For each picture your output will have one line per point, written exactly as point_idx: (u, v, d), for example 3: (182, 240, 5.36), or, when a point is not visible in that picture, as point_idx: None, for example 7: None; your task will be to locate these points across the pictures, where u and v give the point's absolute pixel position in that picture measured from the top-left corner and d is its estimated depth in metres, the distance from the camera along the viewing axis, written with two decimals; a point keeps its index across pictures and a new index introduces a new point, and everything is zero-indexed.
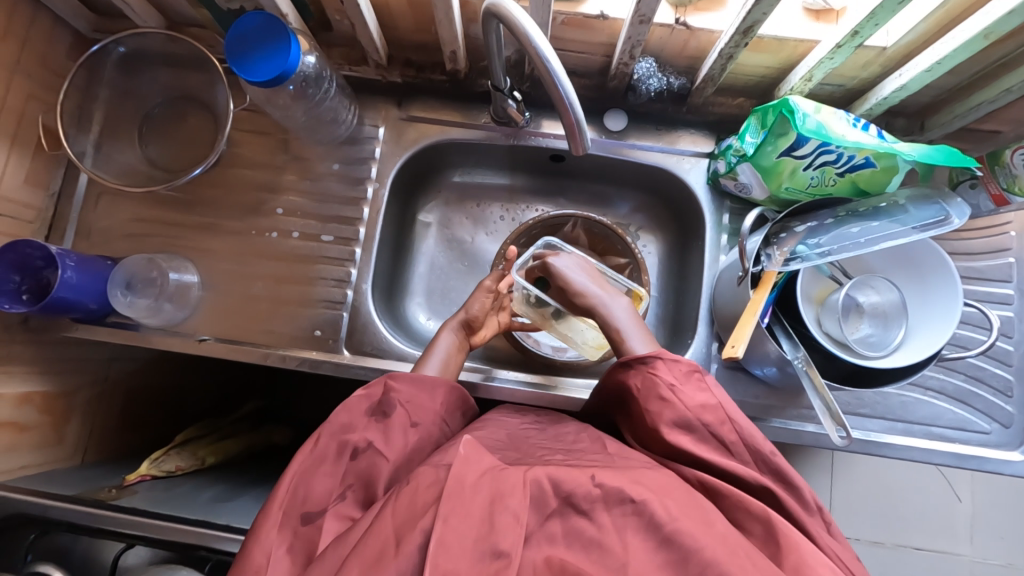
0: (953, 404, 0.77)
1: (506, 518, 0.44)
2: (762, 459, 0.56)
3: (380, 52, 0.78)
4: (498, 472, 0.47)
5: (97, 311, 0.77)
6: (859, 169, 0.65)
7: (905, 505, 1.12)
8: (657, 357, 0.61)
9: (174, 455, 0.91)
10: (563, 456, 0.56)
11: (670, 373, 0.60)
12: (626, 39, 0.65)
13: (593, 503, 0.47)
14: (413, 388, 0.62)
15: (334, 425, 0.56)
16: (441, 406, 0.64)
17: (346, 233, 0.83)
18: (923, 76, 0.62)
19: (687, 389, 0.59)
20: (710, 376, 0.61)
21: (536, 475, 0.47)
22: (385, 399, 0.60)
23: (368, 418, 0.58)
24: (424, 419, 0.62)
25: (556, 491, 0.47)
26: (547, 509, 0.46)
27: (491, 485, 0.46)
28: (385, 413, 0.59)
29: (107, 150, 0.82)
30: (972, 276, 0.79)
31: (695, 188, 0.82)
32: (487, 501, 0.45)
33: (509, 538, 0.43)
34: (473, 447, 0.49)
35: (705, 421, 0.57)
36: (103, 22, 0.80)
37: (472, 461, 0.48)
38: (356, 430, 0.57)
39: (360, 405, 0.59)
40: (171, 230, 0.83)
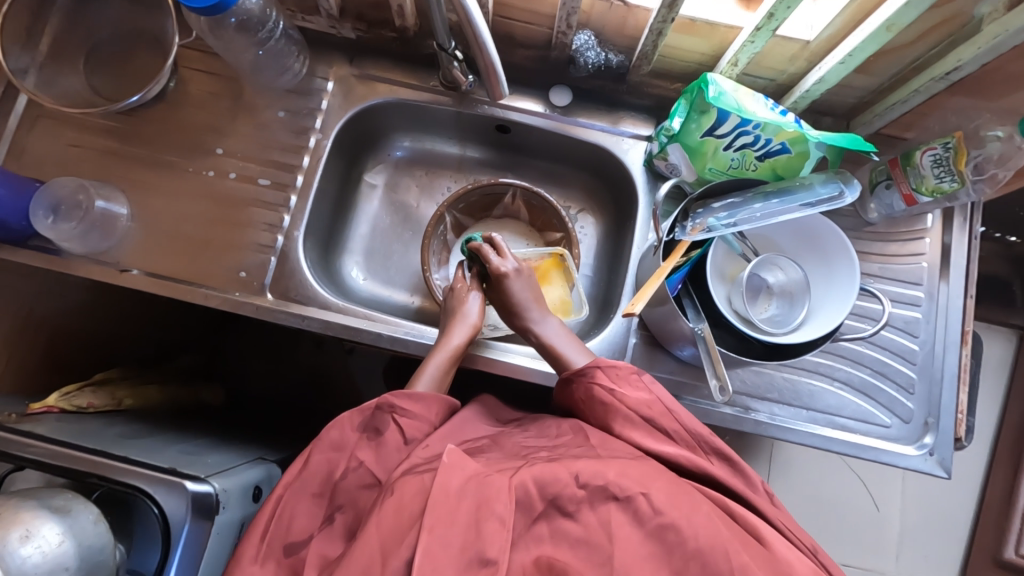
0: (857, 396, 0.79)
1: (493, 523, 0.46)
2: (705, 442, 0.61)
3: (332, 1, 0.78)
4: (483, 479, 0.49)
5: (19, 231, 0.76)
6: (776, 155, 0.68)
7: (835, 520, 1.13)
8: (594, 367, 0.65)
9: (88, 392, 0.88)
10: (547, 453, 0.57)
11: (608, 379, 0.64)
12: (562, 5, 0.67)
13: (578, 504, 0.49)
14: (409, 403, 0.62)
15: (326, 444, 0.59)
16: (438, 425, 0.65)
17: (285, 180, 0.83)
18: (839, 68, 0.65)
19: (627, 389, 0.63)
20: (647, 374, 0.66)
21: (522, 479, 0.49)
22: (377, 414, 0.61)
23: (359, 436, 0.60)
24: (420, 436, 0.61)
25: (541, 495, 0.49)
26: (533, 512, 0.49)
27: (476, 493, 0.48)
28: (376, 431, 0.60)
29: (50, 73, 0.81)
30: (881, 275, 0.82)
31: (632, 169, 0.84)
32: (472, 508, 0.47)
33: (496, 545, 0.45)
34: (457, 454, 0.50)
35: (647, 417, 0.61)
36: None
37: (456, 468, 0.49)
38: (347, 449, 0.59)
39: (352, 421, 0.61)
40: (107, 159, 0.82)
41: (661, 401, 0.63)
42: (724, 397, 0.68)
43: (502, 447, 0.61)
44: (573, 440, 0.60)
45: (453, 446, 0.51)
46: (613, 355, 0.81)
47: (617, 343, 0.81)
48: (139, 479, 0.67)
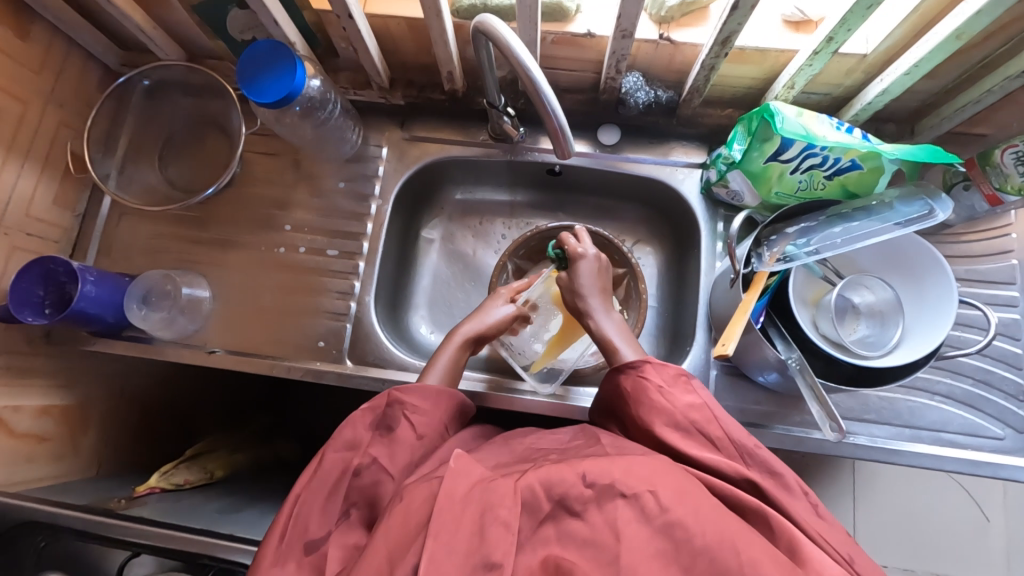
0: (962, 408, 0.75)
1: (497, 528, 0.44)
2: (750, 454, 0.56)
3: (383, 75, 0.83)
4: (488, 485, 0.47)
5: (114, 324, 0.81)
6: (846, 171, 0.66)
7: (932, 530, 1.07)
8: (644, 362, 0.64)
9: (183, 468, 0.92)
10: (558, 455, 0.56)
11: (658, 377, 0.63)
12: (612, 53, 0.68)
13: (585, 504, 0.45)
14: (420, 402, 0.63)
15: (339, 442, 0.57)
16: (447, 424, 0.65)
17: (351, 247, 0.86)
18: (903, 79, 0.64)
19: (675, 391, 0.61)
20: (698, 380, 0.62)
21: (528, 481, 0.47)
22: (389, 412, 0.61)
23: (373, 433, 0.59)
24: (428, 433, 0.61)
25: (547, 494, 0.46)
26: (540, 514, 0.45)
27: (481, 496, 0.46)
28: (389, 427, 0.59)
29: (129, 173, 0.87)
30: (973, 279, 0.78)
31: (689, 198, 0.84)
32: (478, 511, 0.45)
33: (501, 549, 0.43)
34: (464, 460, 0.50)
35: (692, 419, 0.58)
36: (130, 57, 0.87)
37: (461, 473, 0.48)
38: (361, 446, 0.57)
39: (365, 419, 0.60)
40: (187, 246, 0.87)
41: (709, 406, 0.59)
42: (836, 433, 0.64)
43: (511, 449, 0.61)
44: (585, 441, 0.59)
45: (460, 452, 0.51)
46: None
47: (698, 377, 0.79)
48: (248, 556, 0.69)
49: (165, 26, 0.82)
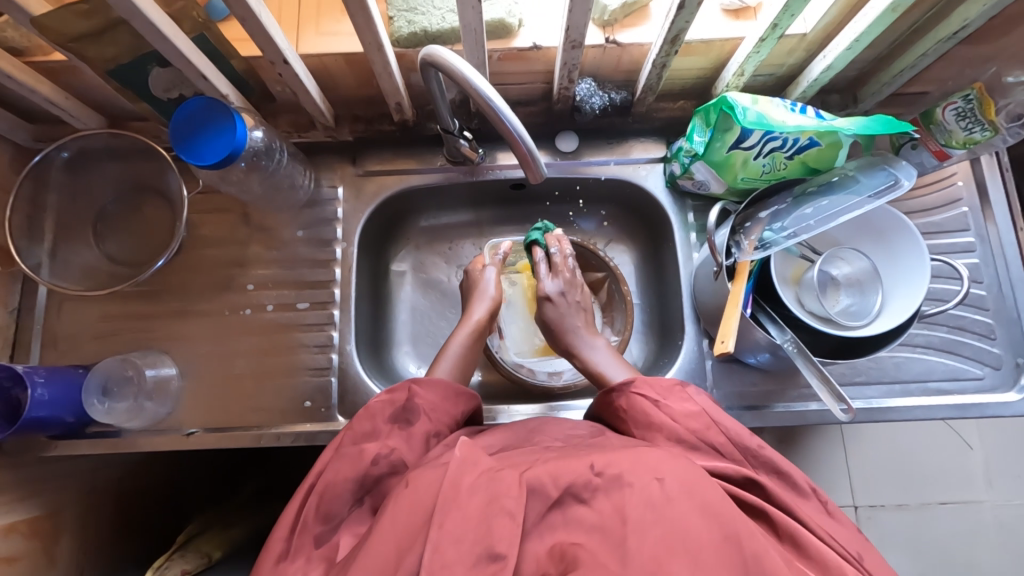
0: (942, 356, 0.78)
1: (502, 519, 0.42)
2: (752, 455, 0.55)
3: (327, 114, 0.79)
4: (495, 473, 0.45)
5: (75, 424, 0.74)
6: (806, 149, 0.67)
7: (920, 462, 1.11)
8: (635, 377, 0.62)
9: (178, 559, 0.84)
10: (562, 445, 0.54)
11: (651, 391, 0.61)
12: (563, 64, 0.67)
13: (594, 491, 0.44)
14: (436, 396, 0.60)
15: (356, 433, 0.55)
16: (459, 418, 0.62)
17: (322, 296, 0.82)
18: (846, 54, 0.65)
19: (671, 402, 0.59)
20: (693, 386, 0.61)
21: (534, 473, 0.46)
22: (410, 406, 0.58)
23: (390, 425, 0.56)
24: (444, 429, 0.60)
25: (556, 483, 0.45)
26: (548, 499, 0.44)
27: (489, 487, 0.44)
28: (407, 421, 0.57)
29: (64, 256, 0.80)
30: (933, 231, 0.82)
31: (656, 193, 0.84)
32: (484, 503, 0.43)
33: (505, 540, 0.41)
34: (470, 448, 0.47)
35: (694, 430, 0.56)
36: (43, 130, 0.80)
37: (468, 463, 0.45)
38: (379, 436, 0.54)
39: (383, 411, 0.57)
40: (143, 324, 0.81)
41: (706, 414, 0.58)
42: (849, 416, 0.63)
43: (513, 431, 0.61)
44: (589, 434, 0.58)
45: (464, 440, 0.48)
46: (694, 381, 0.79)
47: (694, 369, 0.79)
48: None
49: (78, 93, 0.75)
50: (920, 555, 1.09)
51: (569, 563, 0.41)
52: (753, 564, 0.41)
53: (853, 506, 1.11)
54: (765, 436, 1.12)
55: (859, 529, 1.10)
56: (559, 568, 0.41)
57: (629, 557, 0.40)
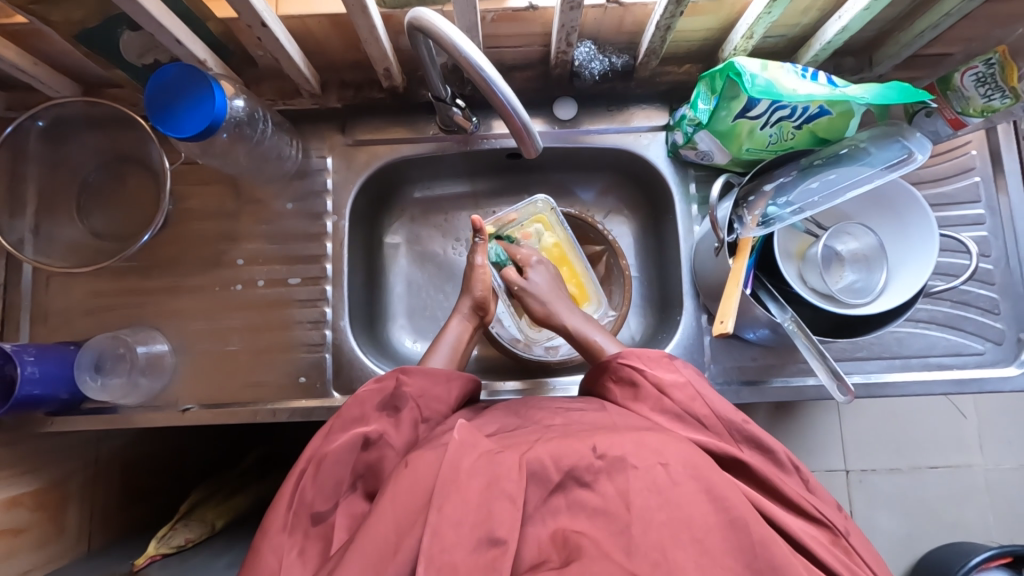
0: (944, 331, 0.77)
1: (503, 503, 0.42)
2: (736, 430, 0.54)
3: (312, 81, 0.75)
4: (494, 456, 0.45)
5: (71, 400, 0.74)
6: (816, 118, 0.63)
7: (912, 427, 1.12)
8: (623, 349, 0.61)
9: (182, 528, 0.86)
10: (563, 423, 0.54)
11: (638, 362, 0.59)
12: (561, 26, 0.63)
13: (596, 474, 0.44)
14: (425, 381, 0.59)
15: (345, 419, 0.54)
16: (452, 404, 0.61)
17: (314, 271, 0.80)
18: (863, 14, 0.61)
19: (658, 371, 0.58)
20: (679, 358, 0.60)
21: (536, 454, 0.45)
22: (398, 392, 0.57)
23: (379, 412, 0.55)
24: (435, 414, 0.59)
25: (557, 465, 0.44)
26: (550, 484, 0.44)
27: (488, 469, 0.44)
28: (396, 408, 0.56)
29: (47, 231, 0.77)
30: (943, 202, 0.79)
31: (657, 163, 0.80)
32: (484, 484, 0.43)
33: (505, 524, 0.41)
34: (468, 431, 0.47)
35: (680, 403, 0.55)
36: (15, 98, 0.76)
37: (467, 444, 0.46)
38: (368, 422, 0.54)
39: (372, 399, 0.56)
40: (133, 301, 0.80)
41: (693, 384, 0.57)
42: (846, 397, 0.61)
43: (515, 415, 0.60)
44: (592, 409, 0.58)
45: (464, 423, 0.48)
46: (692, 357, 0.78)
47: (692, 344, 0.78)
48: None
49: (49, 58, 0.71)
50: (909, 518, 1.11)
51: (572, 551, 0.40)
52: (761, 550, 0.41)
53: (845, 471, 1.12)
54: (761, 406, 1.12)
55: (850, 493, 1.12)
56: (562, 557, 0.41)
57: (633, 546, 0.40)
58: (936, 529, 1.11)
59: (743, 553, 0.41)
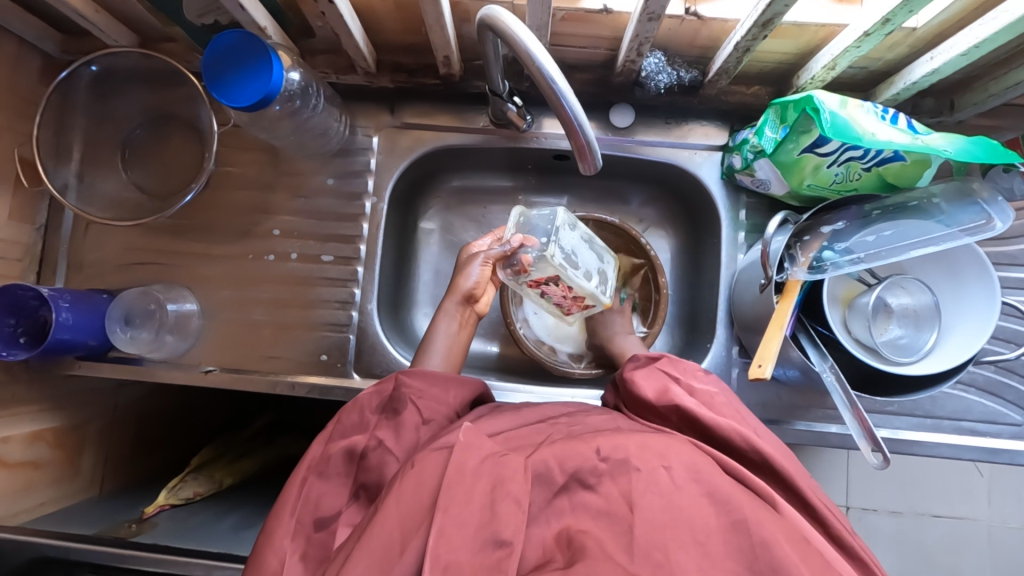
0: (983, 396, 0.74)
1: (508, 504, 0.41)
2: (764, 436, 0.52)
3: (369, 59, 0.73)
4: (499, 458, 0.44)
5: (97, 347, 0.75)
6: (887, 162, 0.60)
7: (923, 478, 1.10)
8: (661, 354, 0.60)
9: (192, 481, 0.89)
10: (566, 429, 0.53)
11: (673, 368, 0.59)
12: (634, 36, 0.61)
13: (600, 477, 0.43)
14: (425, 383, 0.57)
15: (344, 426, 0.53)
16: (458, 406, 0.58)
17: (346, 252, 0.79)
18: (958, 60, 0.57)
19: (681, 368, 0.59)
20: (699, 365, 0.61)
21: (541, 456, 0.44)
22: (396, 395, 0.55)
23: (379, 416, 0.54)
24: (440, 417, 0.56)
25: (561, 468, 0.44)
26: (554, 486, 0.43)
27: (493, 471, 0.43)
28: (395, 410, 0.54)
29: (90, 180, 0.77)
30: (1004, 262, 0.74)
31: (708, 184, 0.78)
32: (488, 487, 0.42)
33: (511, 525, 0.40)
34: (472, 433, 0.46)
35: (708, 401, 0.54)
36: (71, 41, 0.76)
37: (472, 447, 0.44)
38: (366, 429, 0.53)
39: (371, 403, 0.55)
40: (166, 258, 0.80)
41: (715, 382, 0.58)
42: (880, 461, 0.58)
43: (523, 418, 0.57)
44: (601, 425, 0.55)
45: (467, 426, 0.47)
46: None
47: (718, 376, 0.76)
48: None
49: (107, 6, 0.70)
50: (904, 565, 1.09)
51: (576, 551, 0.39)
52: (762, 553, 0.39)
53: (846, 508, 1.10)
54: None
55: None
56: (566, 557, 0.39)
57: (636, 546, 0.39)
58: None
59: (743, 555, 0.39)
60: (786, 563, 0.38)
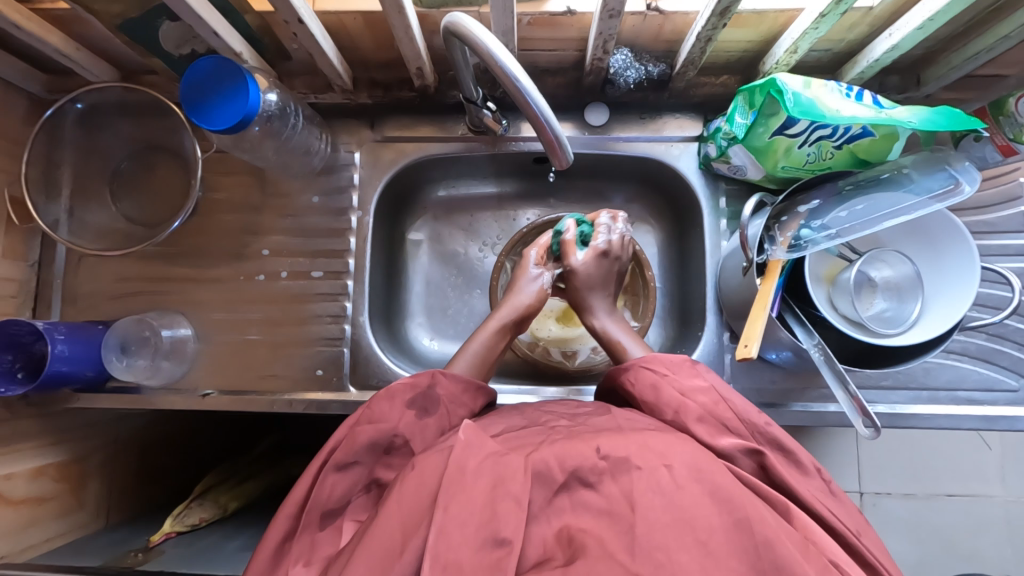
0: (977, 365, 0.74)
1: (507, 503, 0.40)
2: (762, 435, 0.52)
3: (345, 77, 0.75)
4: (500, 457, 0.43)
5: (95, 378, 0.76)
6: (857, 139, 0.61)
7: (933, 456, 1.09)
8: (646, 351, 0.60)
9: (196, 506, 0.89)
10: (567, 427, 0.52)
11: (659, 364, 0.58)
12: (598, 34, 0.62)
13: (601, 474, 0.42)
14: (456, 388, 0.59)
15: (374, 413, 0.53)
16: (475, 411, 0.61)
17: (336, 266, 0.80)
18: (915, 34, 0.59)
19: (681, 376, 0.56)
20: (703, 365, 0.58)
21: (541, 455, 0.43)
22: (428, 393, 0.56)
23: (408, 411, 0.54)
24: (461, 421, 0.58)
25: (561, 466, 0.42)
26: (554, 484, 0.42)
27: (493, 470, 0.42)
28: (426, 409, 0.56)
29: (80, 214, 0.79)
30: (984, 230, 0.75)
31: (687, 175, 0.79)
32: (488, 486, 0.41)
33: (511, 523, 0.39)
34: (474, 431, 0.45)
35: (707, 406, 0.52)
36: (55, 81, 0.78)
37: (472, 446, 0.43)
38: (395, 421, 0.53)
39: (404, 395, 0.55)
40: (160, 285, 0.81)
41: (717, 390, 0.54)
42: (870, 430, 0.58)
43: (519, 421, 0.57)
44: (594, 415, 0.55)
45: (468, 423, 0.46)
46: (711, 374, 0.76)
47: (712, 363, 0.77)
48: None
49: (88, 44, 0.72)
50: (922, 545, 1.08)
51: (577, 549, 0.38)
52: (765, 552, 0.38)
53: (858, 492, 1.09)
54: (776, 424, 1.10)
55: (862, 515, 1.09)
56: (566, 555, 0.38)
57: (637, 545, 0.38)
58: (947, 557, 1.08)
59: (747, 555, 0.38)
60: (788, 562, 0.37)
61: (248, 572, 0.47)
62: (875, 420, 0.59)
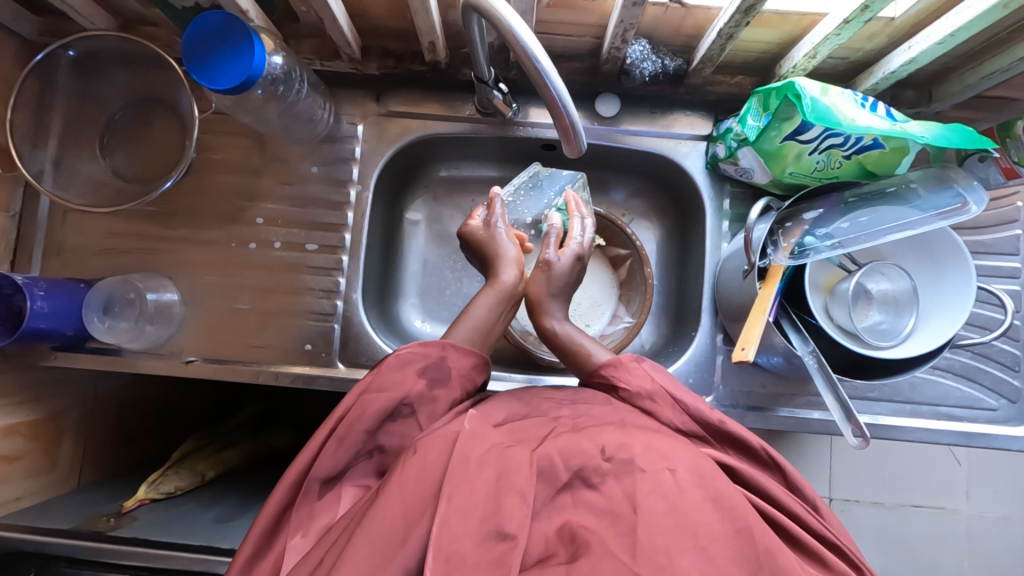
0: (960, 382, 0.75)
1: (512, 497, 0.40)
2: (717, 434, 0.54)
3: (354, 45, 0.73)
4: (505, 450, 0.43)
5: (76, 337, 0.74)
6: (867, 150, 0.61)
7: (904, 466, 1.11)
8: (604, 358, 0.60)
9: (173, 475, 0.87)
10: (571, 415, 0.51)
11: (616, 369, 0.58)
12: (619, 22, 0.61)
13: (603, 476, 0.41)
14: (467, 360, 0.57)
15: (385, 380, 0.52)
16: (480, 385, 0.59)
17: (332, 240, 0.79)
18: (935, 48, 0.58)
19: (633, 382, 0.56)
20: (649, 361, 0.59)
21: (545, 450, 0.43)
22: (440, 364, 0.55)
23: (421, 378, 0.53)
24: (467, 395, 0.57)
25: (565, 464, 0.42)
26: (557, 483, 0.41)
27: (497, 463, 0.42)
28: (437, 380, 0.54)
29: (70, 164, 0.76)
30: (980, 251, 0.76)
31: (694, 174, 0.78)
32: (492, 478, 0.41)
33: (515, 520, 0.38)
34: (478, 422, 0.46)
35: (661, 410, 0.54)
36: (48, 23, 0.74)
37: (476, 437, 0.43)
38: (408, 387, 0.52)
39: (417, 363, 0.54)
40: (148, 246, 0.79)
41: (664, 387, 0.55)
42: (859, 441, 0.60)
43: (515, 407, 0.56)
44: (589, 404, 0.55)
45: (472, 415, 0.47)
46: (702, 375, 0.77)
47: (703, 362, 0.77)
48: None
49: None
50: (885, 553, 1.11)
51: (580, 546, 0.37)
52: (766, 561, 0.38)
53: (830, 499, 1.12)
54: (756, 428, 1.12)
55: None
56: (569, 552, 0.38)
57: (637, 546, 0.37)
58: (909, 565, 1.11)
59: (747, 562, 0.38)
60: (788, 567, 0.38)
61: (244, 538, 0.46)
62: (865, 431, 0.60)
